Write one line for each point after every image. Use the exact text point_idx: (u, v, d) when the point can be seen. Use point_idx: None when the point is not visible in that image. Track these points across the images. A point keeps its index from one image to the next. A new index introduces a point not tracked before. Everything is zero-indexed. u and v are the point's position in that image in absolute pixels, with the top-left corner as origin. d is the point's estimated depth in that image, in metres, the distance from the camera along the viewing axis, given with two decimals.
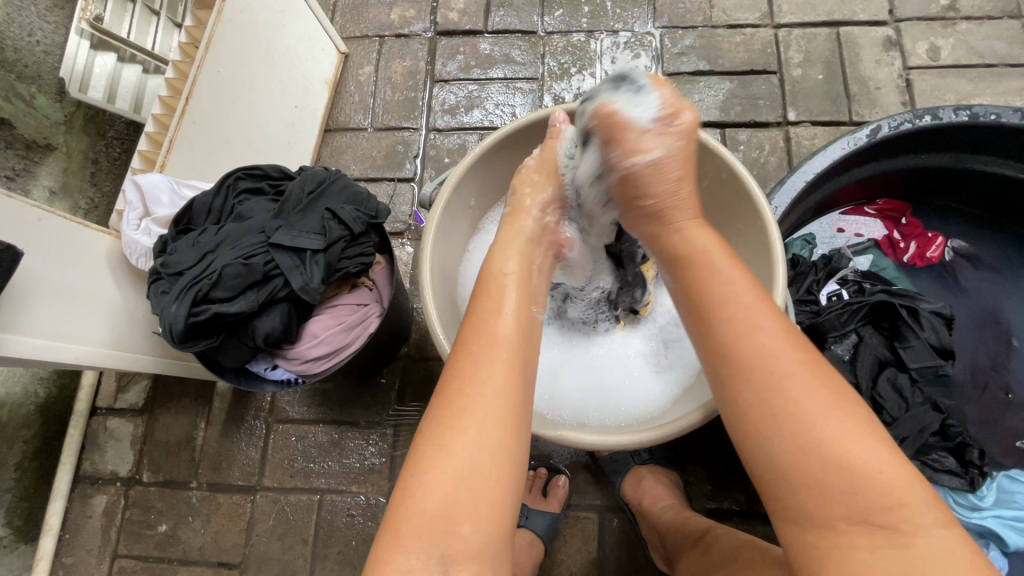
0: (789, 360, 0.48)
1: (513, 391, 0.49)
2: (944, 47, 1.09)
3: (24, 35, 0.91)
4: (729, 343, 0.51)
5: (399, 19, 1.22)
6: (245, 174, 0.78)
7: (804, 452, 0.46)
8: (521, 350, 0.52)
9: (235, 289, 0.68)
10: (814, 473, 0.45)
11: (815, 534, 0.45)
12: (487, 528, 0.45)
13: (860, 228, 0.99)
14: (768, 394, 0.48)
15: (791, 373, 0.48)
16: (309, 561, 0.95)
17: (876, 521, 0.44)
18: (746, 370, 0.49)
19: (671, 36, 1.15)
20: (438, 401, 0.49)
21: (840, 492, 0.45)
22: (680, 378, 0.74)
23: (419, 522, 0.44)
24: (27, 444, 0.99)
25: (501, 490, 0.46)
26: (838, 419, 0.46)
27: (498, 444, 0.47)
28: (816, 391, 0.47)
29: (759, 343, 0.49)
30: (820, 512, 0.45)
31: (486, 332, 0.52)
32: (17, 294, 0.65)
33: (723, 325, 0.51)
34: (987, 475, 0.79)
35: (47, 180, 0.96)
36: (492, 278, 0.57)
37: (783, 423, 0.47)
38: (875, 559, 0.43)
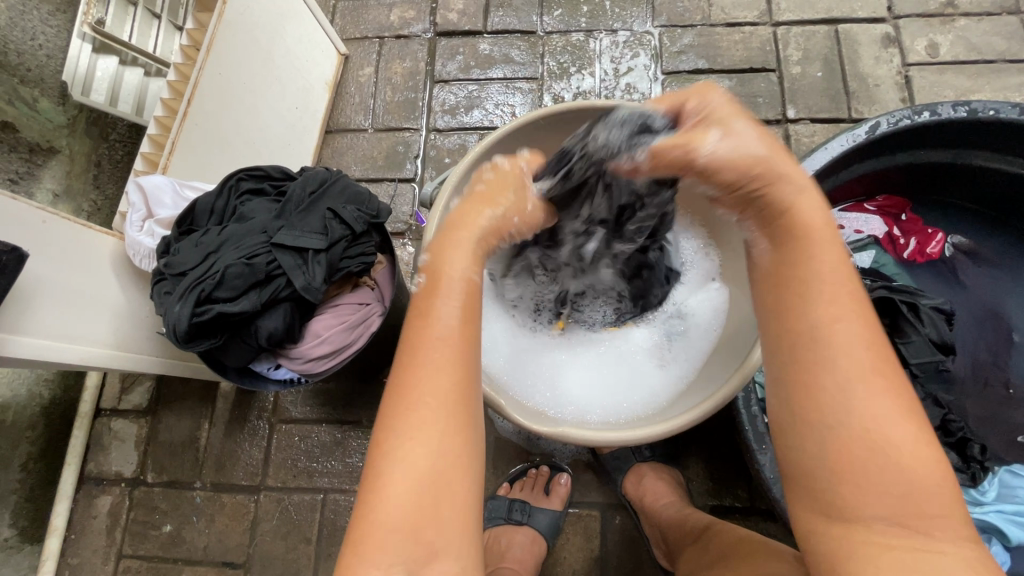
0: (868, 359, 0.44)
1: (458, 393, 0.48)
2: (943, 43, 1.09)
3: (27, 38, 0.91)
4: (810, 332, 0.46)
5: (399, 20, 1.23)
6: (247, 175, 0.78)
7: (855, 450, 0.43)
8: (464, 347, 0.49)
9: (237, 289, 0.68)
10: (859, 471, 0.43)
11: (840, 532, 0.43)
12: (454, 528, 0.45)
13: (860, 224, 0.99)
14: (836, 389, 0.44)
15: (861, 361, 0.44)
16: (313, 560, 0.95)
17: (912, 523, 0.42)
18: (822, 363, 0.45)
19: (670, 35, 1.15)
20: (390, 410, 0.47)
21: (885, 492, 0.42)
22: (686, 373, 0.75)
23: (384, 534, 0.44)
24: (31, 446, 1.00)
25: (463, 489, 0.46)
26: (900, 422, 0.43)
27: (457, 448, 0.46)
28: (886, 395, 0.44)
29: (840, 337, 0.45)
30: (854, 512, 0.43)
31: (432, 334, 0.49)
32: (22, 296, 0.65)
33: (807, 312, 0.46)
34: (988, 470, 0.80)
35: (50, 183, 0.97)
36: (443, 278, 0.51)
37: (845, 421, 0.43)
38: (910, 559, 0.41)
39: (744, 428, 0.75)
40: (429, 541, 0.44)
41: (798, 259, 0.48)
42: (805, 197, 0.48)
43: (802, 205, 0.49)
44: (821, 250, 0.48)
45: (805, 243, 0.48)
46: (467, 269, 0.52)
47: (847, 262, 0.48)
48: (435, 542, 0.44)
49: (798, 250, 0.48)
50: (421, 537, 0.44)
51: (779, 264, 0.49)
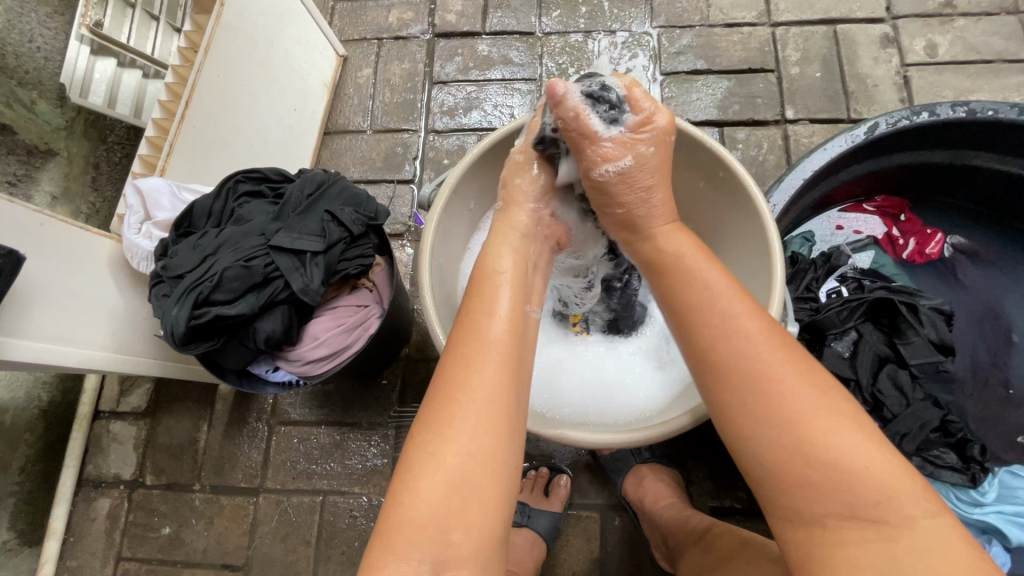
0: (772, 360, 0.48)
1: (501, 397, 0.48)
2: (942, 43, 1.09)
3: (25, 41, 0.91)
4: (710, 350, 0.51)
5: (397, 21, 1.23)
6: (244, 177, 0.78)
7: (790, 450, 0.46)
8: (510, 353, 0.51)
9: (235, 292, 0.68)
10: (799, 472, 0.45)
11: (803, 531, 0.46)
12: (480, 535, 0.45)
13: (859, 225, 1.00)
14: (749, 399, 0.48)
15: (774, 370, 0.48)
16: (313, 562, 0.95)
17: (864, 516, 0.44)
18: (727, 374, 0.49)
19: (668, 36, 1.15)
20: (429, 404, 0.48)
21: (828, 488, 0.44)
22: (680, 376, 0.74)
23: (412, 531, 0.44)
24: (30, 448, 1.00)
25: (493, 495, 0.46)
26: (825, 412, 0.46)
27: (493, 449, 0.46)
28: (805, 391, 0.47)
29: (739, 348, 0.49)
30: (810, 512, 0.45)
31: (478, 333, 0.51)
32: (19, 300, 0.65)
33: (705, 331, 0.51)
34: (989, 471, 0.79)
35: (48, 185, 0.96)
36: (486, 278, 0.56)
37: (768, 425, 0.47)
38: (864, 554, 0.43)
39: None
40: (456, 543, 0.44)
41: (693, 285, 0.54)
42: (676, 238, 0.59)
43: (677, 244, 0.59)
44: (707, 273, 0.55)
45: (688, 270, 0.56)
46: (501, 265, 0.58)
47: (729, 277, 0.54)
48: (462, 546, 0.44)
49: (682, 280, 0.56)
50: (449, 538, 0.44)
51: (676, 294, 0.55)
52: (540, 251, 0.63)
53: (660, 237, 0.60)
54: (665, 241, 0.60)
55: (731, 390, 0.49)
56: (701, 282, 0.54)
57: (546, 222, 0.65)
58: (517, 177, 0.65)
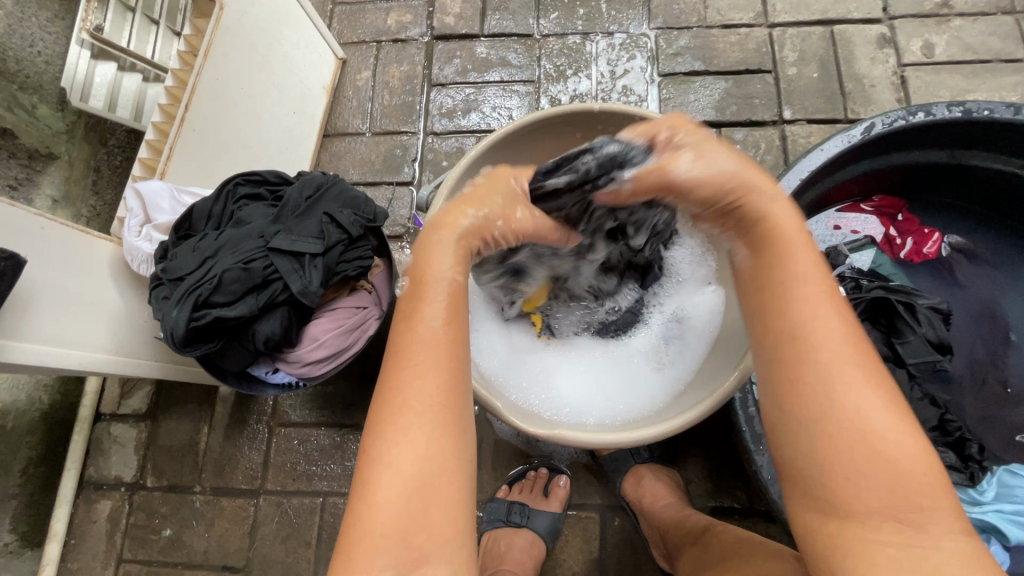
0: (845, 354, 0.47)
1: (445, 398, 0.48)
2: (938, 43, 1.10)
3: (26, 45, 0.92)
4: (791, 327, 0.49)
5: (396, 24, 1.23)
6: (243, 180, 0.79)
7: (841, 442, 0.45)
8: (453, 352, 0.50)
9: (235, 294, 0.69)
10: (853, 463, 0.45)
11: (832, 523, 0.45)
12: (443, 533, 0.46)
13: (856, 224, 1.00)
14: (814, 386, 0.47)
15: (851, 363, 0.47)
16: (313, 563, 0.96)
17: (906, 518, 0.43)
18: (800, 357, 0.48)
19: (666, 37, 1.15)
20: (378, 412, 0.48)
21: (874, 485, 0.44)
22: (681, 374, 0.75)
23: (374, 539, 0.44)
24: (32, 450, 1.00)
25: (455, 492, 0.47)
26: (886, 417, 0.46)
27: (445, 448, 0.47)
28: (876, 393, 0.46)
29: (819, 331, 0.48)
30: (848, 508, 0.45)
31: (418, 336, 0.50)
32: (19, 303, 0.65)
33: (789, 308, 0.49)
34: (988, 470, 0.80)
35: (49, 189, 0.97)
36: (426, 281, 0.52)
37: (827, 417, 0.46)
38: (902, 557, 0.43)
39: (742, 428, 0.75)
40: (419, 546, 0.44)
41: (781, 261, 0.51)
42: (778, 206, 0.52)
43: (778, 212, 0.52)
44: (796, 249, 0.51)
45: (783, 242, 0.52)
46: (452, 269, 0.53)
47: (823, 261, 0.51)
48: (426, 548, 0.45)
49: (773, 253, 0.52)
50: (411, 542, 0.44)
51: (766, 264, 0.52)
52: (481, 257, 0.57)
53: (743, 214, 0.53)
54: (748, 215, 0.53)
55: (804, 372, 0.47)
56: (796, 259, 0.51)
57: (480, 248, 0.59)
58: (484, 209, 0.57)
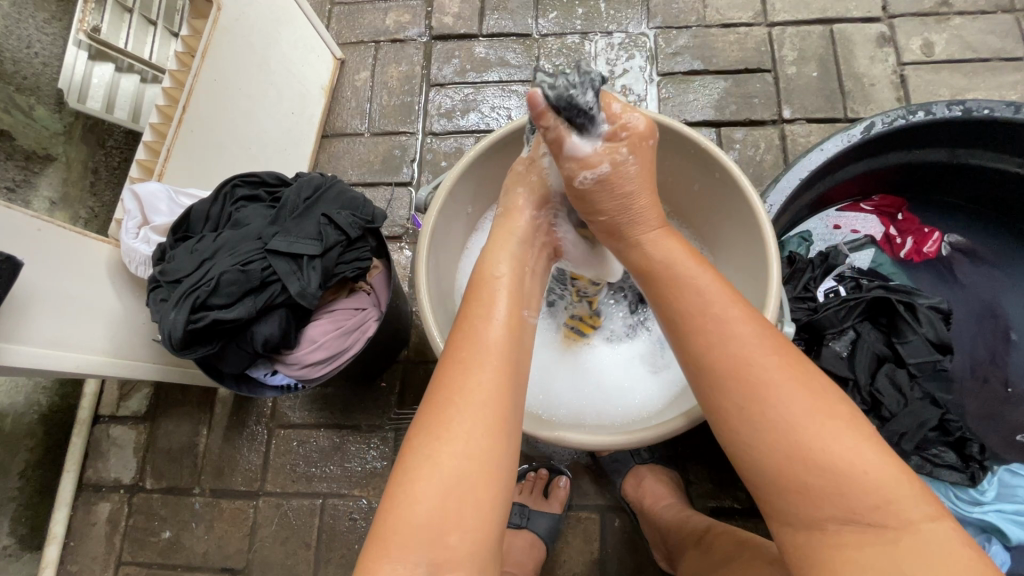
0: (769, 365, 0.49)
1: (501, 399, 0.49)
2: (938, 42, 1.09)
3: (23, 47, 0.92)
4: (705, 351, 0.51)
5: (395, 24, 1.23)
6: (241, 181, 0.79)
7: (782, 455, 0.47)
8: (510, 357, 0.51)
9: (233, 296, 0.68)
10: (798, 473, 0.46)
11: (805, 536, 0.47)
12: (476, 536, 0.45)
13: (856, 224, 1.00)
14: (739, 406, 0.49)
15: (777, 378, 0.48)
16: (313, 565, 0.95)
17: (868, 518, 0.45)
18: (723, 383, 0.50)
19: (665, 36, 1.15)
20: (429, 405, 0.49)
21: (823, 492, 0.46)
22: (678, 378, 0.74)
23: (411, 532, 0.44)
24: (30, 453, 1.00)
25: (490, 498, 0.46)
26: (817, 420, 0.47)
27: (493, 450, 0.47)
28: (807, 402, 0.47)
29: (732, 354, 0.50)
30: (808, 516, 0.46)
31: (476, 337, 0.51)
32: (17, 305, 0.65)
33: (699, 334, 0.52)
34: (988, 470, 0.80)
35: (47, 191, 0.97)
36: (485, 282, 0.56)
37: (760, 434, 0.48)
38: (862, 557, 0.44)
39: None
40: (452, 545, 0.44)
41: (686, 288, 0.54)
42: (662, 241, 0.60)
43: (670, 251, 0.58)
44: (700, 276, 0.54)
45: (685, 273, 0.55)
46: (502, 269, 0.57)
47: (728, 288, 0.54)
48: (457, 549, 0.44)
49: (677, 284, 0.55)
50: (444, 540, 0.44)
51: (670, 295, 0.55)
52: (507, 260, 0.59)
53: (649, 245, 0.60)
54: (653, 249, 0.59)
55: (734, 394, 0.49)
56: (694, 285, 0.54)
57: (545, 230, 0.66)
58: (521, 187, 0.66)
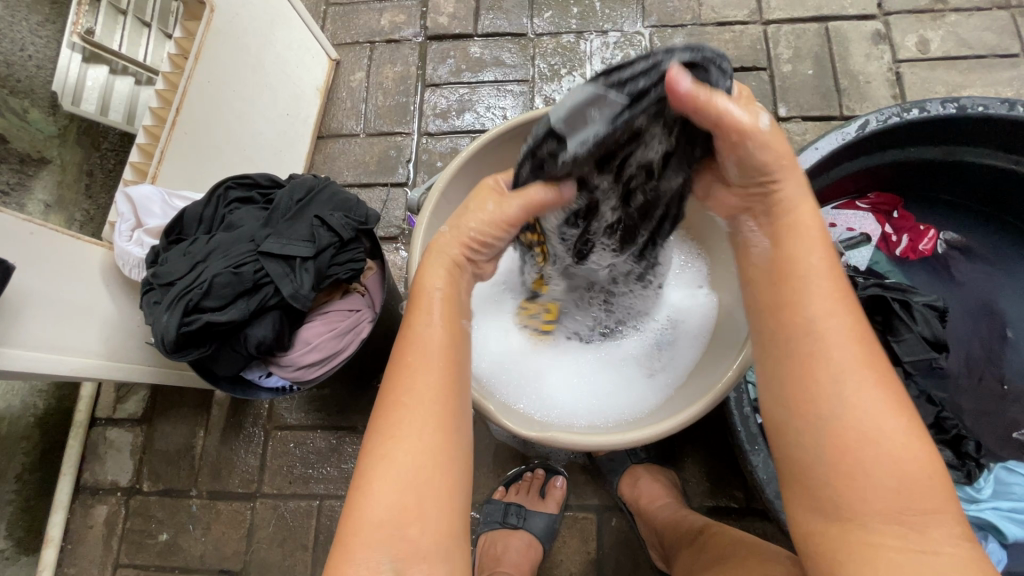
0: (857, 353, 0.47)
1: (445, 393, 0.49)
2: (933, 39, 1.09)
3: (16, 49, 0.91)
4: (800, 327, 0.49)
5: (390, 25, 1.23)
6: (235, 183, 0.79)
7: (854, 440, 0.45)
8: (451, 353, 0.51)
9: (225, 298, 0.68)
10: (853, 465, 0.45)
11: (846, 527, 0.45)
12: (436, 531, 0.45)
13: (851, 221, 0.99)
14: (821, 384, 0.47)
15: (857, 366, 0.47)
16: (310, 566, 0.95)
17: (907, 521, 0.44)
18: (817, 359, 0.48)
19: (660, 35, 1.15)
20: (377, 408, 0.49)
21: (878, 489, 0.44)
22: (671, 384, 0.74)
23: (368, 529, 0.45)
24: (26, 455, 0.99)
25: (447, 489, 0.47)
26: (893, 417, 0.46)
27: (443, 449, 0.47)
28: (883, 399, 0.46)
29: (825, 330, 0.48)
30: (854, 509, 0.45)
31: (416, 340, 0.51)
32: (9, 309, 0.65)
33: (805, 304, 0.49)
34: (984, 467, 0.80)
35: (42, 194, 0.97)
36: (422, 291, 0.55)
37: (838, 417, 0.46)
38: (904, 559, 0.43)
39: (737, 429, 0.75)
40: (411, 538, 0.44)
41: (797, 255, 0.52)
42: (802, 201, 0.54)
43: (803, 209, 0.54)
44: (812, 244, 0.52)
45: (801, 235, 0.52)
46: (442, 279, 0.55)
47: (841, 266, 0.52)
48: (418, 541, 0.44)
49: (794, 247, 0.52)
50: (403, 535, 0.44)
51: (783, 257, 0.52)
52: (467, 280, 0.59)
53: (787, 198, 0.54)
54: (794, 203, 0.54)
55: (818, 370, 0.47)
56: (810, 256, 0.51)
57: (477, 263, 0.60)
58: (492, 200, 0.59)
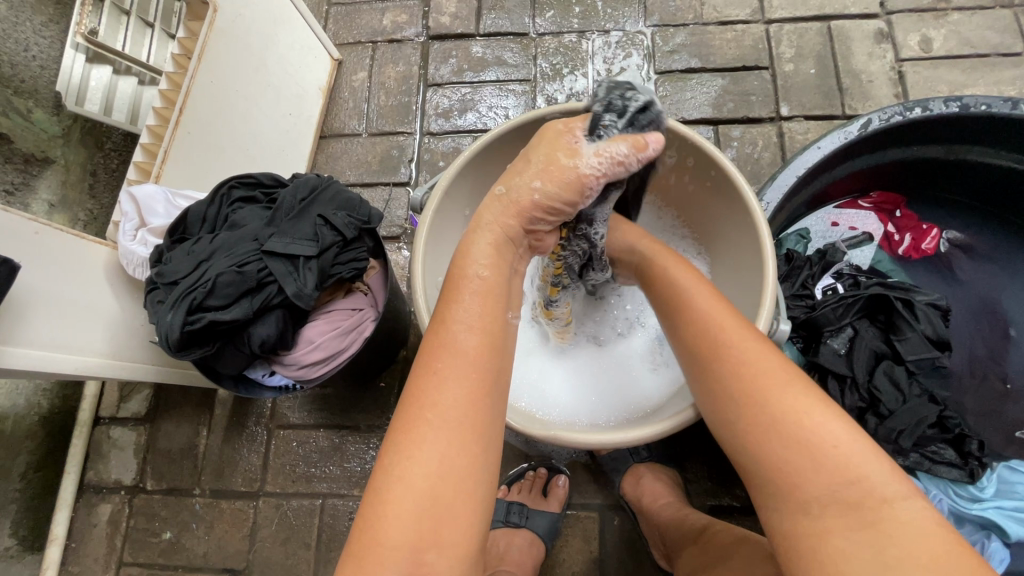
0: (756, 352, 0.53)
1: (472, 409, 0.49)
2: (936, 38, 1.09)
3: (20, 50, 0.92)
4: (689, 339, 0.57)
5: (392, 24, 1.23)
6: (238, 183, 0.79)
7: (765, 429, 0.50)
8: (483, 366, 0.51)
9: (228, 298, 0.68)
10: (779, 457, 0.48)
11: (791, 518, 0.47)
12: (454, 551, 0.46)
13: (854, 221, 0.99)
14: (720, 391, 0.53)
15: (751, 362, 0.52)
16: (312, 564, 0.96)
17: (842, 498, 0.46)
18: (710, 366, 0.54)
19: (662, 35, 1.15)
20: (396, 425, 0.49)
21: (806, 471, 0.47)
22: (677, 375, 0.74)
23: (383, 552, 0.44)
24: (31, 454, 1.00)
25: (464, 509, 0.47)
26: (796, 396, 0.50)
27: (462, 467, 0.47)
28: (780, 386, 0.50)
29: (714, 336, 0.55)
30: (791, 494, 0.47)
31: (447, 347, 0.51)
32: (15, 308, 0.65)
33: (685, 321, 0.58)
34: (987, 466, 0.80)
35: (46, 193, 0.97)
36: (458, 282, 0.54)
37: (745, 413, 0.51)
38: (848, 541, 0.44)
39: None
40: (429, 561, 0.45)
41: (665, 280, 0.63)
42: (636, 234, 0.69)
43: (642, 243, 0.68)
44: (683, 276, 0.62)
45: (666, 275, 0.63)
46: (480, 267, 0.55)
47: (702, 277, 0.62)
48: (435, 564, 0.45)
49: (664, 282, 0.63)
50: (421, 556, 0.45)
51: (659, 289, 0.63)
52: (518, 256, 0.59)
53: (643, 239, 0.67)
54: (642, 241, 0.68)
55: (715, 377, 0.54)
56: (678, 281, 0.61)
57: (537, 233, 0.59)
58: (551, 167, 0.55)
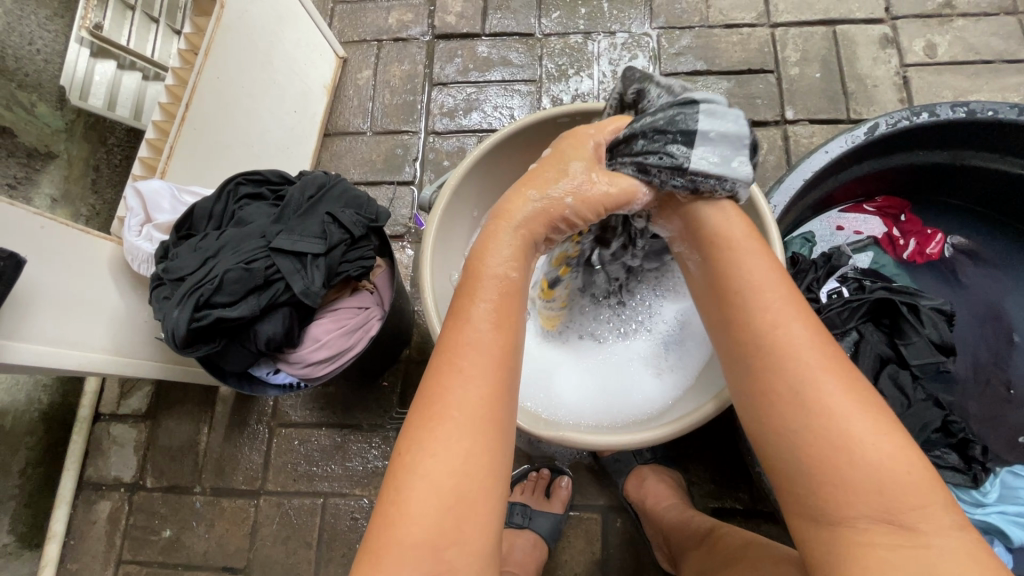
0: (827, 368, 0.49)
1: (493, 404, 0.49)
2: (941, 44, 1.10)
3: (25, 43, 0.91)
4: (761, 336, 0.51)
5: (397, 23, 1.23)
6: (244, 179, 0.79)
7: (834, 450, 0.46)
8: (501, 357, 0.51)
9: (236, 294, 0.68)
10: (838, 478, 0.46)
11: (839, 533, 0.46)
12: (471, 548, 0.45)
13: (859, 225, 0.99)
14: (785, 396, 0.49)
15: (825, 380, 0.48)
16: (313, 564, 0.95)
17: (898, 519, 0.45)
18: (780, 371, 0.49)
19: (668, 37, 1.15)
20: (418, 418, 0.48)
21: (863, 491, 0.45)
22: (681, 383, 0.74)
23: (400, 550, 0.44)
24: (30, 451, 0.99)
25: (484, 511, 0.47)
26: (868, 418, 0.47)
27: (480, 464, 0.47)
28: (856, 414, 0.47)
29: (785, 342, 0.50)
30: (842, 512, 0.46)
31: (471, 343, 0.50)
32: (19, 303, 0.65)
33: (756, 314, 0.52)
34: (990, 471, 0.79)
35: (48, 188, 0.96)
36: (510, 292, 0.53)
37: (807, 428, 0.48)
38: (894, 557, 0.44)
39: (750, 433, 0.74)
40: (449, 560, 0.44)
41: (730, 259, 0.55)
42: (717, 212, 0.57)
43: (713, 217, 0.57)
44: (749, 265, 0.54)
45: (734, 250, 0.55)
46: (506, 267, 0.54)
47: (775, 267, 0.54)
48: (454, 562, 0.44)
49: (727, 257, 0.55)
50: (441, 555, 0.44)
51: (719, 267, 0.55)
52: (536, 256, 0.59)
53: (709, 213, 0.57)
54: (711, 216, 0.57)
55: (778, 383, 0.49)
56: (745, 267, 0.54)
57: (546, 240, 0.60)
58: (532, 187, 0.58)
